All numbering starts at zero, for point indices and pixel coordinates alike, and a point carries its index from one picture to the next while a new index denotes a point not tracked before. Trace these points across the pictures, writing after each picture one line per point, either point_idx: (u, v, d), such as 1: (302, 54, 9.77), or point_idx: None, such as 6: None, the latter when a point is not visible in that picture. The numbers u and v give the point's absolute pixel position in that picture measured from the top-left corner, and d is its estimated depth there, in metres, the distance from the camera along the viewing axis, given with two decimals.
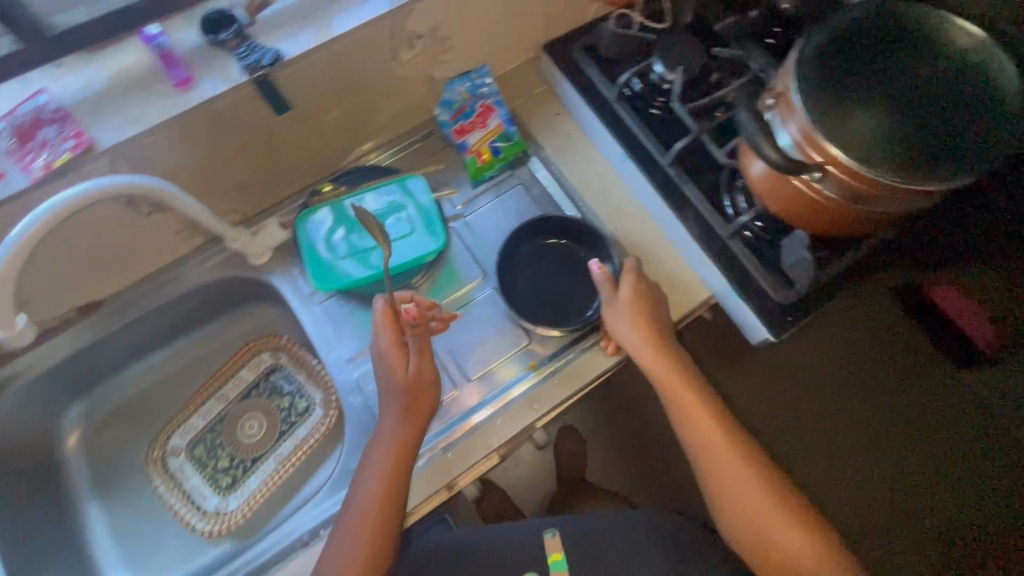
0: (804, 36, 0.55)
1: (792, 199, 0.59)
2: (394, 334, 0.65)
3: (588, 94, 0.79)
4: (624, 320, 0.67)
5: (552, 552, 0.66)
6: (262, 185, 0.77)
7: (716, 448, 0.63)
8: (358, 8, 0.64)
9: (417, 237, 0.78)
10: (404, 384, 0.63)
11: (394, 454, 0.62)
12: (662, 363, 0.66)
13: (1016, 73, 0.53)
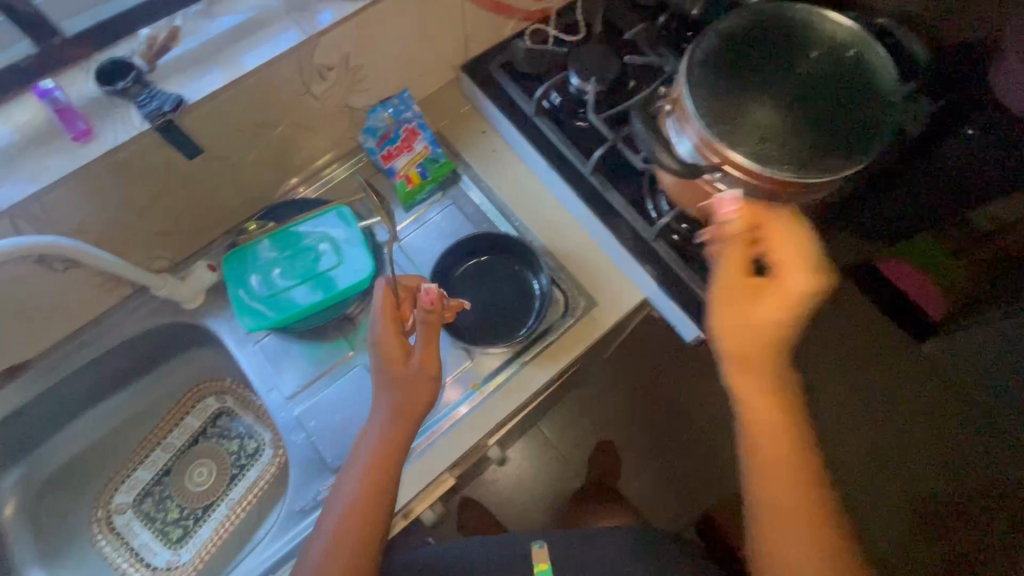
0: (694, 43, 0.57)
1: (705, 201, 0.61)
2: (395, 323, 0.60)
3: (508, 110, 0.80)
4: (738, 320, 0.49)
5: (537, 562, 0.69)
6: (187, 229, 0.76)
7: (778, 504, 0.48)
8: (261, 46, 0.64)
9: (347, 266, 0.74)
10: (400, 379, 0.58)
11: (382, 462, 0.56)
12: (758, 381, 0.49)
13: (890, 61, 0.56)
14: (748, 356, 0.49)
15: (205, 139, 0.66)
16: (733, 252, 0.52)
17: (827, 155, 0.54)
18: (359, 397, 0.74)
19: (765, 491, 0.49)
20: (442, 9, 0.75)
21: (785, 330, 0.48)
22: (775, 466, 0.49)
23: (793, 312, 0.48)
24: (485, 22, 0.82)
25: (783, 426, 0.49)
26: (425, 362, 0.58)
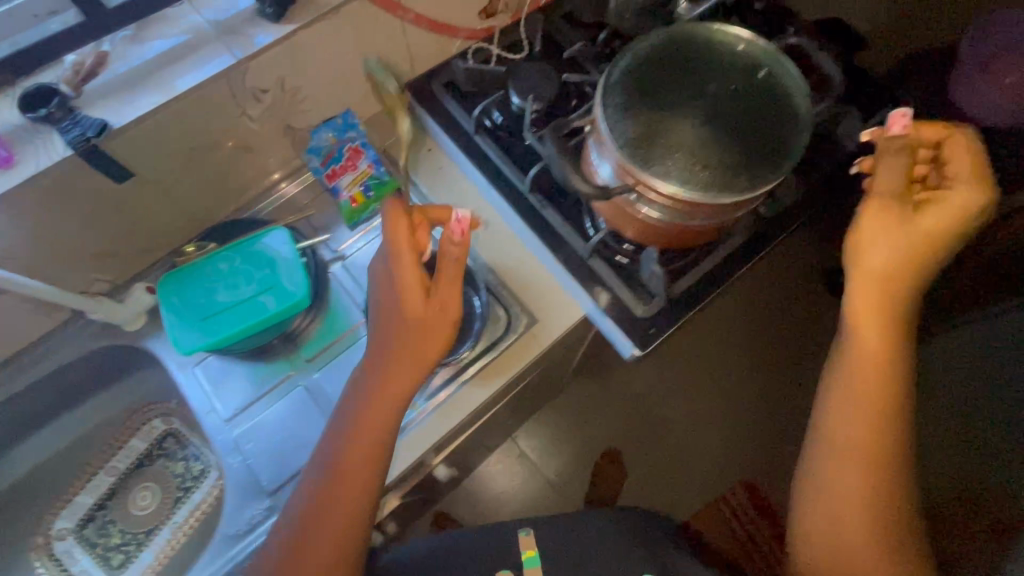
0: (610, 64, 0.57)
1: (630, 221, 0.62)
2: (412, 253, 0.59)
3: (450, 129, 0.80)
4: (870, 240, 0.55)
5: (525, 549, 0.71)
6: (127, 252, 0.75)
7: (858, 413, 0.57)
8: (191, 70, 0.64)
9: (279, 288, 0.74)
10: (416, 319, 0.59)
11: (399, 398, 0.59)
12: (876, 302, 0.56)
13: (800, 74, 0.56)
14: (876, 276, 0.55)
15: (137, 163, 0.66)
16: (886, 163, 0.54)
17: (739, 172, 0.54)
18: (297, 418, 0.73)
19: (850, 401, 0.58)
20: (381, 30, 0.75)
21: (921, 255, 0.54)
22: (866, 379, 0.57)
23: (940, 232, 0.53)
24: (427, 41, 0.82)
25: (886, 349, 0.56)
26: (445, 305, 0.59)
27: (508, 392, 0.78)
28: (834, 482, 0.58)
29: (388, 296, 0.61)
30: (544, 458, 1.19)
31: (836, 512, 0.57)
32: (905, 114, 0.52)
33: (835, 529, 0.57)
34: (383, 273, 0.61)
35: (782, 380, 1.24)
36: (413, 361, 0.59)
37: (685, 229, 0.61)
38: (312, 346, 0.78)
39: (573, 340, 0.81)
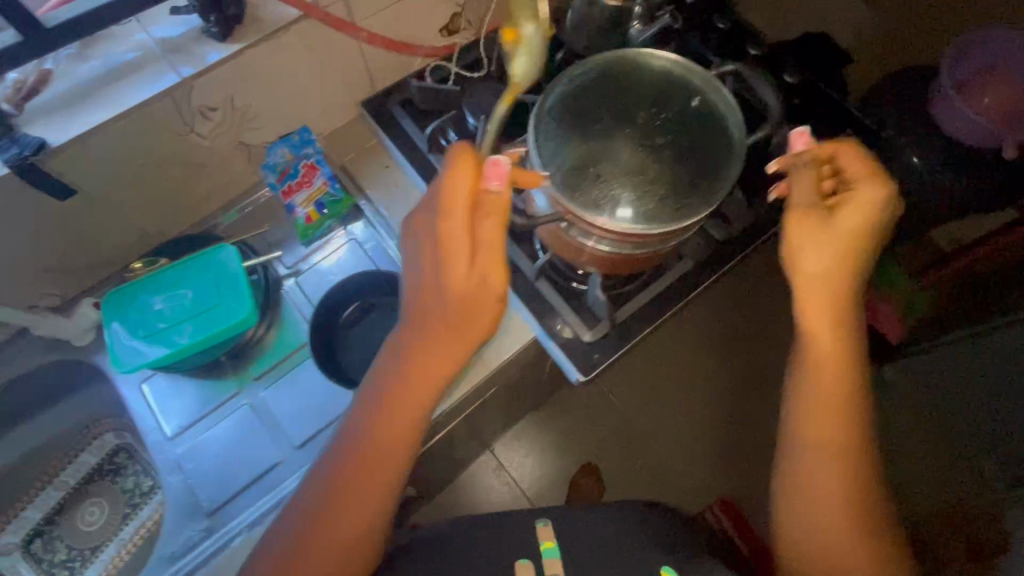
0: (543, 92, 0.57)
1: (568, 248, 0.61)
2: (470, 211, 0.50)
3: (405, 147, 0.80)
4: (802, 246, 0.54)
5: (543, 540, 0.65)
6: (77, 268, 0.75)
7: (821, 416, 0.56)
8: (133, 90, 0.63)
9: (223, 307, 0.73)
10: (458, 294, 0.52)
11: (426, 378, 0.53)
12: (822, 304, 0.55)
13: (734, 104, 0.56)
14: (817, 280, 0.55)
15: (80, 180, 0.65)
16: (798, 173, 0.56)
17: (676, 200, 0.53)
18: (242, 437, 0.73)
19: (814, 406, 0.56)
20: (334, 49, 0.75)
21: (851, 253, 0.54)
22: (827, 379, 0.56)
23: (862, 229, 0.54)
24: (385, 59, 0.82)
25: (838, 346, 0.56)
26: (488, 278, 0.52)
27: (460, 412, 0.78)
28: (807, 493, 0.55)
29: (430, 258, 0.52)
30: (539, 458, 1.18)
31: (816, 524, 0.54)
32: (805, 136, 0.56)
33: (819, 541, 0.54)
34: (427, 226, 0.52)
35: (756, 398, 1.23)
36: (451, 340, 0.53)
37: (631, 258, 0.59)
38: (261, 365, 0.78)
39: (528, 361, 0.80)
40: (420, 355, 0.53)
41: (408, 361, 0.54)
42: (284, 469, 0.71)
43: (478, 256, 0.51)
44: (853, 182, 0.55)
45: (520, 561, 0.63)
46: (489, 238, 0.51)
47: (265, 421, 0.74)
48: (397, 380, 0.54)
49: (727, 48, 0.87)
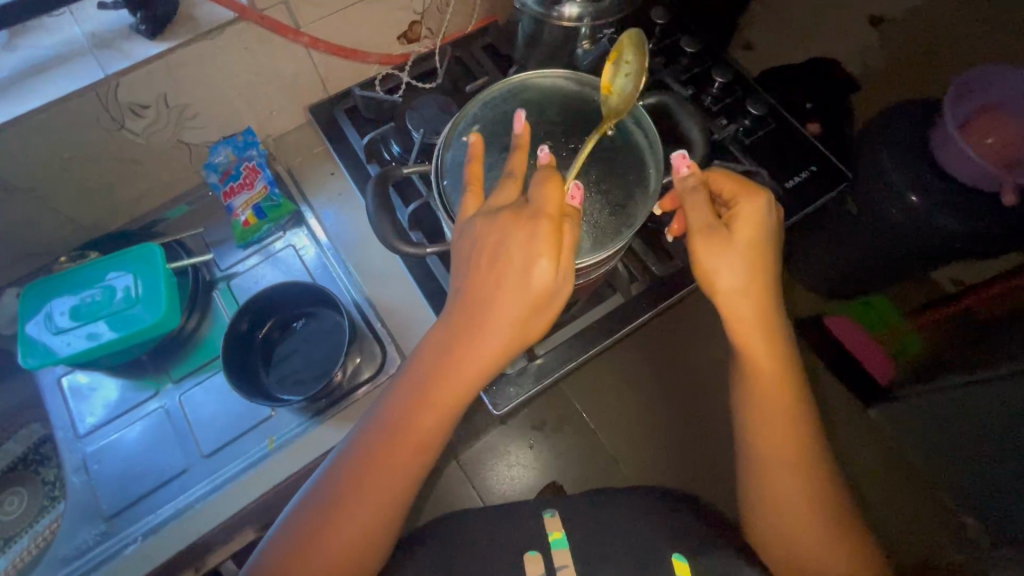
0: (453, 124, 0.62)
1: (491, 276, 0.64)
2: (552, 219, 0.51)
3: (347, 156, 0.79)
4: (717, 267, 0.56)
5: (552, 531, 0.66)
6: (9, 257, 0.75)
7: (774, 439, 0.58)
8: (57, 82, 0.62)
9: (140, 308, 0.72)
10: (541, 296, 0.52)
11: (493, 365, 0.54)
12: (747, 314, 0.58)
13: (639, 129, 0.61)
14: (735, 294, 0.57)
15: (2, 172, 0.65)
16: (690, 200, 0.58)
17: (600, 218, 0.57)
18: (151, 442, 0.72)
19: (766, 413, 0.58)
20: (280, 53, 0.73)
21: (755, 262, 0.57)
22: (769, 383, 0.58)
23: (757, 240, 0.57)
24: (338, 65, 0.80)
25: (769, 348, 0.58)
26: (565, 277, 0.53)
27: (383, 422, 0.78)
28: (779, 500, 0.57)
29: (504, 261, 0.51)
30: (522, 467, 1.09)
31: (792, 528, 0.57)
32: (686, 159, 0.58)
33: (800, 542, 0.56)
34: (521, 231, 0.51)
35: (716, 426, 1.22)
36: (517, 333, 0.53)
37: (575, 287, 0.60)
38: (181, 369, 0.77)
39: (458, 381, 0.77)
40: (496, 353, 0.53)
41: (481, 356, 0.53)
42: (190, 477, 0.71)
43: (562, 257, 0.52)
44: (736, 199, 0.58)
45: (530, 553, 0.64)
46: (571, 240, 0.53)
47: (179, 425, 0.74)
48: (456, 376, 0.54)
49: (695, 73, 0.85)
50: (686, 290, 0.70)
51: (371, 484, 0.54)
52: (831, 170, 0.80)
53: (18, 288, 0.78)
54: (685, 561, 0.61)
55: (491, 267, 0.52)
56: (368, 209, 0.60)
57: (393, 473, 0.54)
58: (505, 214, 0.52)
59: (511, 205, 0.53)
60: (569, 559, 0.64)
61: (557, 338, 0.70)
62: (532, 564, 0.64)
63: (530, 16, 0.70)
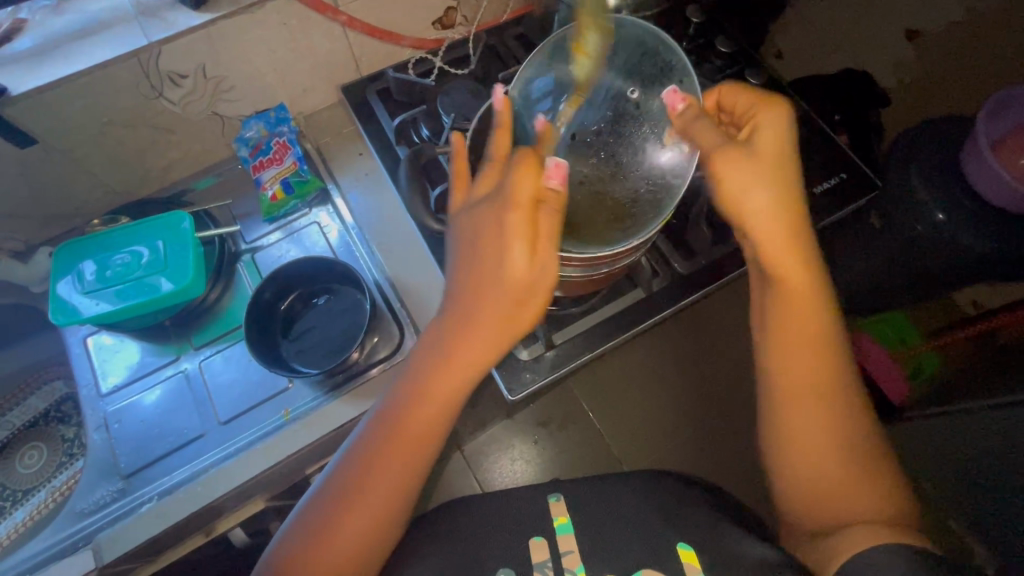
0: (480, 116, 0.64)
1: None
2: (530, 207, 0.52)
3: (378, 138, 0.80)
4: (737, 181, 0.54)
5: (557, 516, 0.68)
6: (44, 216, 0.77)
7: (806, 409, 0.56)
8: (102, 46, 0.64)
9: (168, 273, 0.73)
10: (519, 283, 0.52)
11: (481, 358, 0.54)
12: (779, 233, 0.55)
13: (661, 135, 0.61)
14: (769, 216, 0.54)
15: (43, 131, 0.66)
16: (692, 120, 0.56)
17: (627, 218, 0.59)
18: (169, 406, 0.74)
19: (783, 348, 0.58)
20: (317, 32, 0.74)
21: (776, 176, 0.55)
22: (789, 315, 0.57)
23: (777, 153, 0.55)
24: (372, 47, 0.81)
25: (796, 273, 0.56)
26: (546, 267, 0.53)
27: None
28: (798, 446, 0.56)
29: (486, 248, 0.53)
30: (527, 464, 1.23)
31: (805, 469, 0.56)
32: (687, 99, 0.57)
33: (818, 485, 0.55)
34: (493, 217, 0.53)
35: (718, 428, 1.25)
36: (502, 325, 0.53)
37: (600, 275, 0.60)
38: (202, 337, 0.78)
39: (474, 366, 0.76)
40: (494, 340, 0.54)
41: (471, 343, 0.53)
42: (206, 442, 0.72)
43: (540, 246, 0.52)
44: (756, 113, 0.57)
45: (535, 538, 0.66)
46: (548, 227, 0.52)
47: (199, 391, 0.75)
48: (456, 364, 0.54)
49: (728, 74, 0.84)
50: (707, 290, 0.71)
51: (387, 459, 0.54)
52: (860, 179, 0.80)
53: (49, 247, 0.80)
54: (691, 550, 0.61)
55: (475, 256, 0.53)
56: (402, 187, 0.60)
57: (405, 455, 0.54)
58: (484, 205, 0.54)
59: (489, 195, 0.54)
60: (573, 544, 0.65)
61: (577, 326, 0.70)
62: (537, 548, 0.65)
63: (568, 7, 0.70)
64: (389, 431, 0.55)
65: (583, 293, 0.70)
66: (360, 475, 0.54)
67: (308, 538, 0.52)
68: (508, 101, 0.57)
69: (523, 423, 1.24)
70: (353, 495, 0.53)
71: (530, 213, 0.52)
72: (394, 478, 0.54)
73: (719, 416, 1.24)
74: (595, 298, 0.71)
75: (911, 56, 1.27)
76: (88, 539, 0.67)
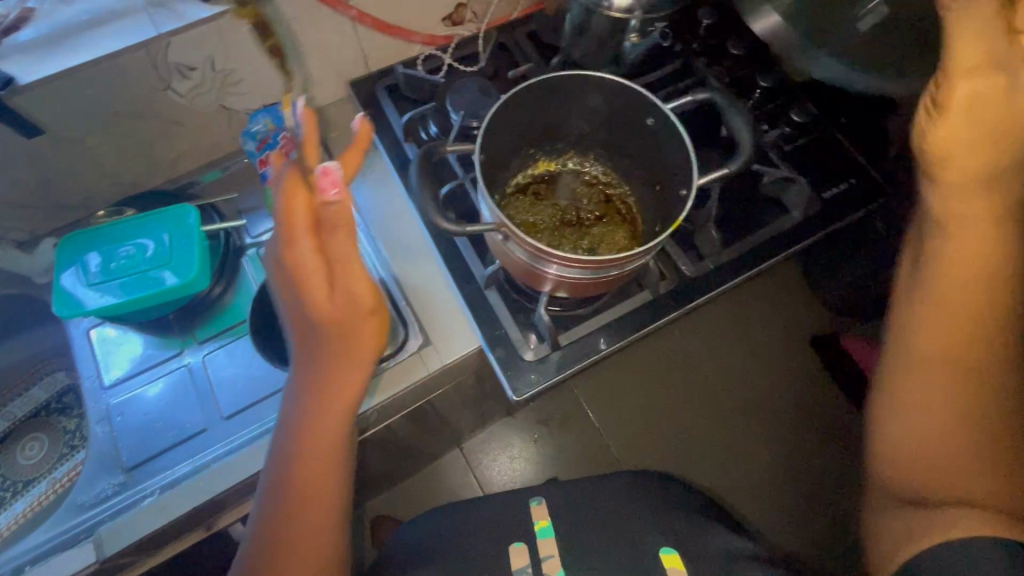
0: (496, 107, 0.60)
1: (518, 269, 0.61)
2: (314, 236, 0.51)
3: (384, 134, 0.80)
4: (960, 129, 0.50)
5: (538, 519, 0.69)
6: (47, 207, 0.76)
7: (925, 367, 0.55)
8: (112, 37, 0.63)
9: (173, 267, 0.73)
10: (333, 317, 0.53)
11: (336, 385, 0.56)
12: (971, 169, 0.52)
13: None
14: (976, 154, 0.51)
15: (49, 122, 0.66)
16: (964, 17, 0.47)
17: None
18: (173, 399, 0.74)
19: (939, 302, 0.55)
20: (326, 26, 0.74)
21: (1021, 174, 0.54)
22: (934, 301, 0.55)
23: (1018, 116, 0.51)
24: (382, 42, 0.80)
25: (984, 230, 0.53)
26: (353, 294, 0.52)
27: (397, 411, 0.74)
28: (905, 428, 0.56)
29: (288, 283, 0.53)
30: (526, 463, 1.24)
31: (910, 434, 0.55)
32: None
33: (913, 445, 0.55)
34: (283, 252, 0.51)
35: (719, 432, 1.25)
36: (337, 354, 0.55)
37: (605, 278, 0.59)
38: (206, 331, 0.78)
39: (477, 365, 0.76)
40: (338, 365, 0.55)
41: (320, 367, 0.55)
42: (209, 437, 0.72)
43: (336, 276, 0.52)
44: None
45: (514, 545, 0.66)
46: (345, 257, 0.51)
47: (203, 385, 0.75)
48: (324, 380, 0.56)
49: (738, 78, 0.84)
50: (714, 293, 0.70)
51: (324, 440, 0.57)
52: (872, 185, 0.79)
53: (54, 238, 0.79)
54: (674, 554, 0.62)
55: (290, 290, 0.53)
56: (413, 186, 0.57)
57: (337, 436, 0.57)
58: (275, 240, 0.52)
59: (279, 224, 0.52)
60: (554, 549, 0.65)
61: (582, 328, 0.69)
62: (518, 555, 0.64)
63: (580, 4, 0.69)
64: (317, 424, 0.56)
65: (590, 294, 0.70)
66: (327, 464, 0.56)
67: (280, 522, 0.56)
68: (313, 115, 0.51)
69: (524, 421, 1.27)
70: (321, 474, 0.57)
71: (319, 243, 0.51)
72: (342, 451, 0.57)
73: (719, 422, 1.25)
74: (600, 299, 0.71)
75: None
76: (90, 532, 0.66)
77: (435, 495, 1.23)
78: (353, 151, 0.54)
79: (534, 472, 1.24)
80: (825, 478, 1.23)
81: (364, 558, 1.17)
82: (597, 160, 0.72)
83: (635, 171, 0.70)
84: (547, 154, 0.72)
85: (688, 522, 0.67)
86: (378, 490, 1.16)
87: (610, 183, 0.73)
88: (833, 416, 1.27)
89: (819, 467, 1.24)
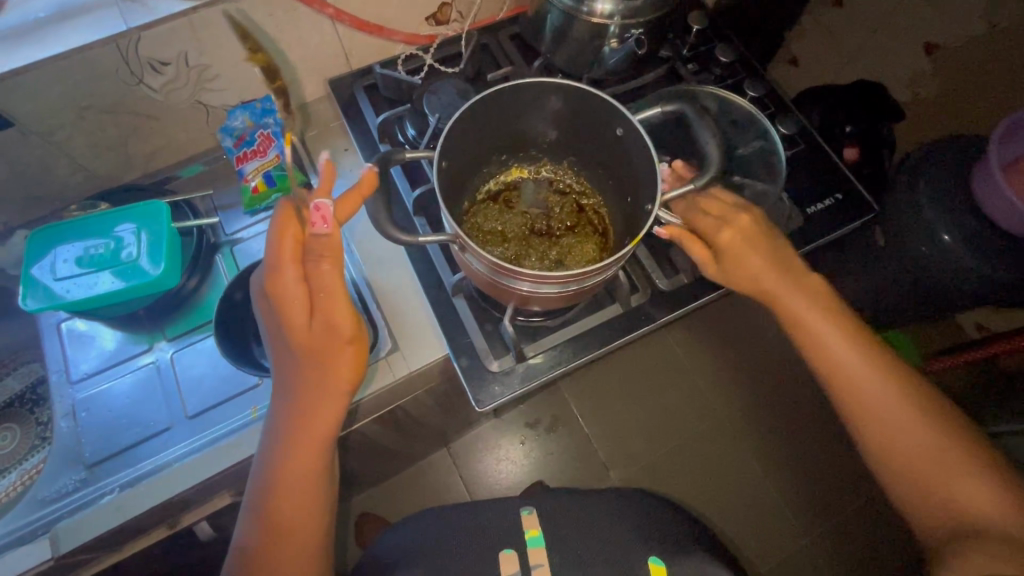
0: (461, 113, 0.58)
1: (487, 284, 0.60)
2: (300, 265, 0.51)
3: (364, 136, 0.79)
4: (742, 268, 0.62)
5: (528, 529, 0.67)
6: (21, 197, 0.76)
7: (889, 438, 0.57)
8: (81, 30, 0.62)
9: (141, 263, 0.72)
10: (306, 341, 0.52)
11: (312, 411, 0.54)
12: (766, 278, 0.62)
13: None
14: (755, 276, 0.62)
15: (18, 114, 0.65)
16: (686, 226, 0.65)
17: None
18: (138, 397, 0.74)
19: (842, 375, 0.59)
20: (303, 24, 0.72)
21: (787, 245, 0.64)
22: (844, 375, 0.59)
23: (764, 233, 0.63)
24: (361, 41, 0.79)
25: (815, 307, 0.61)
26: (333, 325, 0.52)
27: (376, 410, 0.73)
28: (911, 472, 0.55)
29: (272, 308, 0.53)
30: (510, 466, 1.23)
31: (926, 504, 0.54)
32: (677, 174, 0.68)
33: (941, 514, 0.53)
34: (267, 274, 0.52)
35: (705, 442, 1.24)
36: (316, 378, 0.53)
37: (570, 294, 0.58)
38: (176, 330, 0.77)
39: (448, 371, 0.75)
40: (314, 398, 0.54)
41: (298, 394, 0.54)
42: (173, 435, 0.72)
43: (318, 307, 0.52)
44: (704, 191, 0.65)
45: (505, 552, 0.65)
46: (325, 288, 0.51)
47: (170, 383, 0.75)
48: (301, 406, 0.54)
49: (726, 85, 0.82)
50: (688, 308, 0.70)
51: (304, 467, 0.55)
52: (859, 202, 0.77)
53: (27, 230, 0.80)
54: (661, 565, 0.62)
55: (272, 316, 0.54)
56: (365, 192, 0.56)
57: (319, 458, 0.56)
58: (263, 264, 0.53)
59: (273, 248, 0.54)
60: (543, 557, 0.64)
61: (550, 338, 0.68)
62: (507, 562, 0.64)
63: (560, 9, 0.68)
64: (296, 440, 0.55)
65: (561, 304, 0.68)
66: (279, 476, 0.55)
67: (261, 537, 0.54)
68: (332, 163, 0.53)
69: (510, 423, 1.26)
70: (280, 491, 0.55)
71: (305, 272, 0.52)
72: (317, 463, 0.56)
73: (705, 430, 1.24)
74: (572, 310, 0.69)
75: (907, 78, 1.44)
76: (47, 528, 0.67)
77: (418, 496, 1.21)
78: (354, 198, 0.53)
79: (522, 476, 1.22)
80: (818, 491, 1.21)
81: (342, 555, 1.17)
82: (570, 169, 0.71)
83: (608, 183, 0.69)
84: (520, 161, 0.71)
85: (664, 539, 0.65)
86: (356, 489, 1.15)
87: (584, 193, 0.72)
88: (820, 429, 1.25)
89: (810, 481, 1.22)
